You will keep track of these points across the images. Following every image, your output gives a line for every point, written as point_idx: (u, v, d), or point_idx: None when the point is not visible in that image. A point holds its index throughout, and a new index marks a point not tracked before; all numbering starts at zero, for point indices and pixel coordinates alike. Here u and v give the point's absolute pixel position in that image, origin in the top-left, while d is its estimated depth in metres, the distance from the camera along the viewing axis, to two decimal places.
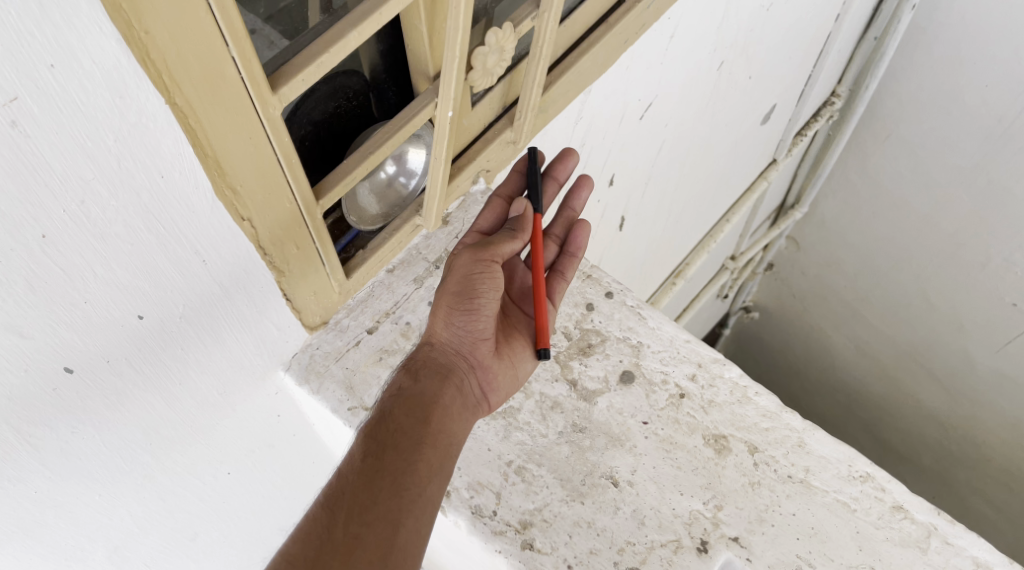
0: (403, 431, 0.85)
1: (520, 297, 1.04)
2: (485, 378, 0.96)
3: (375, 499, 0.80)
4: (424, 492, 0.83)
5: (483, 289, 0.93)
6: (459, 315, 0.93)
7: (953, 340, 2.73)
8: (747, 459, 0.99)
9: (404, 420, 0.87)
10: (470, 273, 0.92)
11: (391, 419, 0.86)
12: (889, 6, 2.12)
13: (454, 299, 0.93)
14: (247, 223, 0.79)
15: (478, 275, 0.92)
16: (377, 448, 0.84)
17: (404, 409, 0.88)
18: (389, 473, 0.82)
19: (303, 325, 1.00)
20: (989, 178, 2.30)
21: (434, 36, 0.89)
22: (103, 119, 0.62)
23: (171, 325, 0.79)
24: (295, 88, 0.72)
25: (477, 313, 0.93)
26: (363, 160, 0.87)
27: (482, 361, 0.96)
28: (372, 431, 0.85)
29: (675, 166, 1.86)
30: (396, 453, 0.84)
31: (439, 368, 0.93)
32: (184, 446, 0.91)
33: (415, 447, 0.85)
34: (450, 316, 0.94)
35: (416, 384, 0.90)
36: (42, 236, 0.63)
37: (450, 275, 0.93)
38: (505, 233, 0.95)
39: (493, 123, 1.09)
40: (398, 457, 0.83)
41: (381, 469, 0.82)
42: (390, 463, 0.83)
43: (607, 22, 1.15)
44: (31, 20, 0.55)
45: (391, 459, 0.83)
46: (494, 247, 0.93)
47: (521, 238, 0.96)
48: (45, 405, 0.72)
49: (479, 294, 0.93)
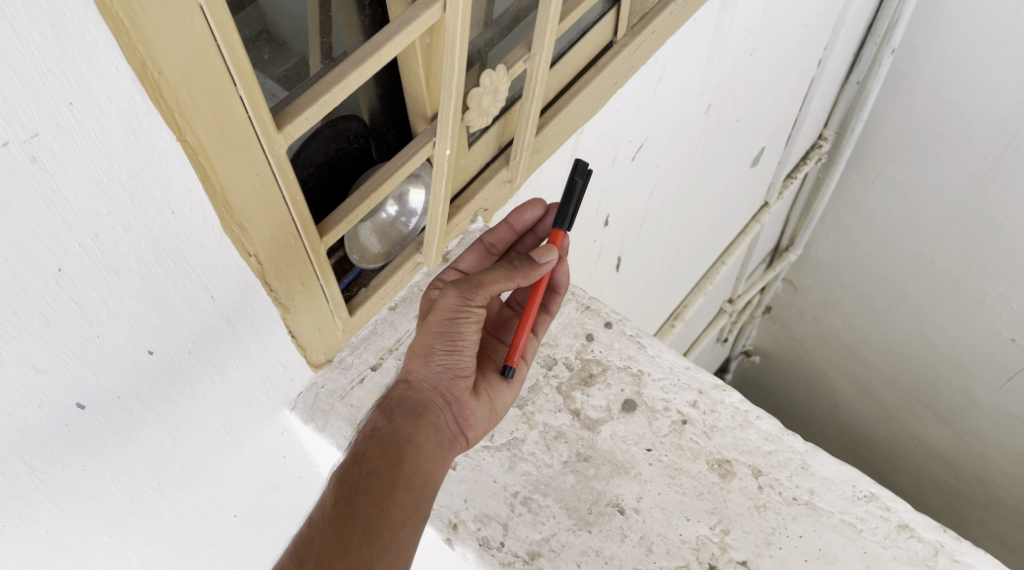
0: (377, 474, 0.84)
1: (497, 329, 1.07)
2: (460, 414, 0.94)
3: (346, 546, 0.78)
4: (396, 537, 0.81)
5: (466, 330, 0.91)
6: (438, 354, 0.92)
7: (954, 379, 2.75)
8: (752, 483, 0.99)
9: (378, 462, 0.85)
10: (454, 315, 0.90)
11: (365, 462, 0.85)
12: (869, 51, 2.18)
13: (435, 338, 0.91)
14: (254, 258, 0.81)
15: (462, 320, 0.91)
16: (350, 492, 0.82)
17: (378, 451, 0.86)
18: (360, 519, 0.80)
19: (307, 363, 1.01)
20: (977, 214, 2.34)
21: (432, 79, 0.92)
22: (117, 155, 0.65)
23: (179, 361, 0.80)
24: (300, 126, 0.75)
25: (458, 353, 0.92)
26: (365, 198, 0.89)
27: (459, 397, 0.94)
28: (345, 476, 0.83)
29: (668, 207, 1.89)
30: (369, 498, 0.82)
31: (414, 407, 0.91)
32: (192, 487, 0.92)
33: (388, 491, 0.83)
34: (428, 354, 0.92)
35: (391, 424, 0.89)
36: (57, 270, 0.65)
37: (433, 314, 0.91)
38: (499, 271, 0.92)
39: (489, 164, 1.12)
40: (370, 502, 0.81)
41: (352, 515, 0.80)
42: (362, 509, 0.81)
43: (596, 66, 1.19)
44: (52, 60, 0.58)
45: (363, 505, 0.81)
46: (483, 289, 0.90)
47: (517, 277, 0.92)
48: (56, 442, 0.73)
49: (461, 334, 0.91)
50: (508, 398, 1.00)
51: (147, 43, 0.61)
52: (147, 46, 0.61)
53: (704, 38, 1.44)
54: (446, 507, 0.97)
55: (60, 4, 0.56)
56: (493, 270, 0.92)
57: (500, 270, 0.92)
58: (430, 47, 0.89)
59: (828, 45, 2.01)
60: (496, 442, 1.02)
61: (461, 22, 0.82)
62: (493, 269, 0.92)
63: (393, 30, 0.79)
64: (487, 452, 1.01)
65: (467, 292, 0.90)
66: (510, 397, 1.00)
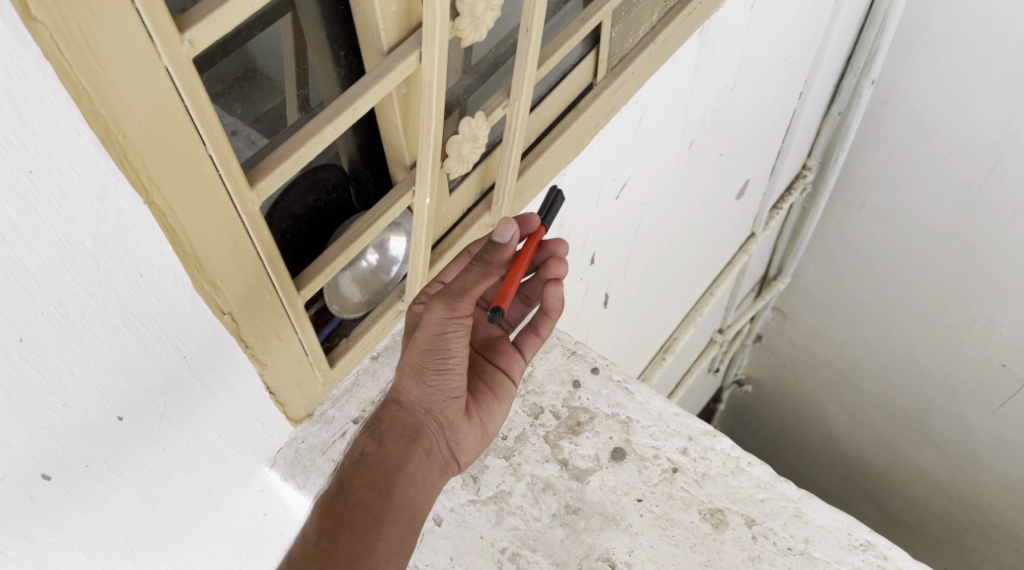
0: (362, 506, 0.80)
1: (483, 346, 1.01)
2: (453, 438, 0.91)
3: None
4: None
5: (455, 346, 0.87)
6: (429, 374, 0.87)
7: (947, 405, 2.73)
8: (745, 532, 0.97)
9: (364, 493, 0.81)
10: (440, 330, 0.85)
11: (350, 492, 0.81)
12: (850, 82, 2.19)
13: (425, 356, 0.86)
14: (228, 316, 0.79)
15: (450, 334, 0.86)
16: (333, 526, 0.78)
17: (364, 480, 0.82)
18: (341, 557, 0.76)
19: (286, 418, 0.99)
20: (962, 241, 2.34)
21: (410, 127, 0.91)
22: (81, 222, 0.63)
23: (150, 424, 0.78)
24: (273, 182, 0.73)
25: (449, 372, 0.88)
26: (342, 250, 0.87)
27: (452, 420, 0.90)
28: (330, 508, 0.80)
29: (654, 244, 1.88)
30: (352, 534, 0.78)
31: (405, 430, 0.87)
32: (168, 552, 0.89)
33: (372, 526, 0.79)
34: (420, 374, 0.87)
35: (381, 449, 0.85)
36: (19, 340, 0.63)
37: (419, 332, 0.86)
38: (475, 272, 0.88)
39: (471, 209, 1.11)
40: (354, 538, 0.78)
41: (336, 554, 0.76)
42: (345, 545, 0.77)
43: (577, 107, 1.18)
44: (10, 129, 0.56)
45: (348, 542, 0.77)
46: (466, 296, 0.86)
47: (494, 271, 0.89)
48: (23, 516, 0.71)
49: (451, 351, 0.87)
50: (499, 417, 0.97)
51: (111, 108, 0.59)
52: (111, 110, 0.59)
53: (685, 75, 1.44)
54: (431, 566, 0.95)
55: (18, 73, 0.54)
56: (469, 273, 0.88)
57: (477, 272, 0.88)
58: (407, 97, 0.87)
59: (809, 77, 2.02)
60: (483, 495, 0.99)
61: (437, 72, 0.80)
62: (468, 272, 0.88)
63: (368, 82, 0.77)
64: (473, 507, 0.99)
65: (452, 301, 0.85)
66: (502, 416, 0.97)
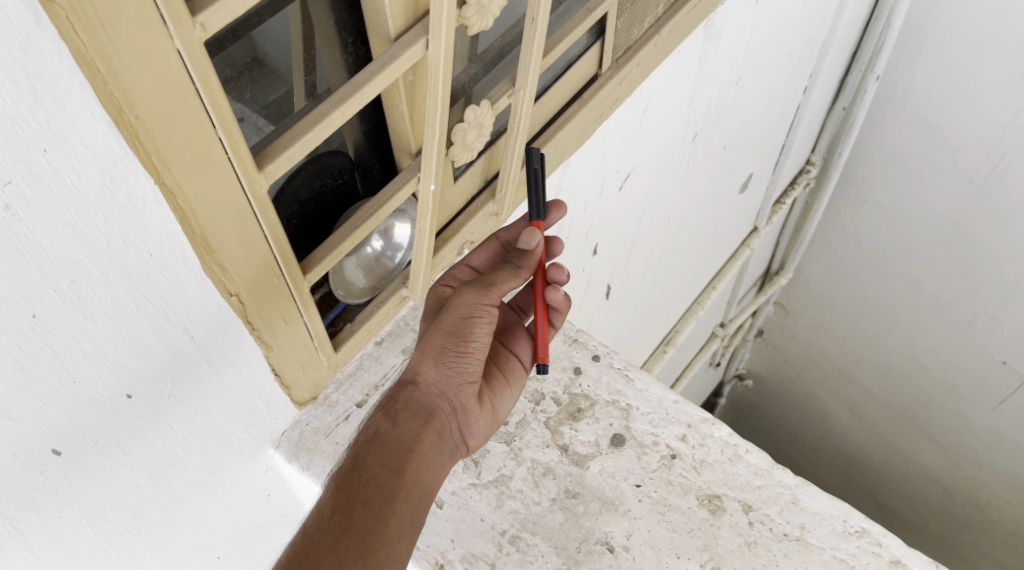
0: (376, 484, 0.81)
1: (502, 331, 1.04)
2: (465, 422, 0.92)
3: (340, 562, 0.76)
4: (391, 551, 0.78)
5: (479, 332, 0.90)
6: (449, 357, 0.90)
7: (947, 401, 2.74)
8: (742, 519, 0.98)
9: (379, 470, 0.82)
10: (470, 314, 0.89)
11: (364, 469, 0.82)
12: (854, 78, 2.20)
13: (448, 340, 0.89)
14: (235, 297, 0.80)
15: (478, 319, 0.90)
16: (347, 503, 0.79)
17: (378, 457, 0.83)
18: (356, 533, 0.78)
19: (291, 401, 1.00)
20: (965, 237, 2.35)
21: (415, 115, 0.92)
22: (93, 200, 0.64)
23: (159, 403, 0.79)
24: (280, 166, 0.75)
25: (468, 356, 0.90)
26: (348, 236, 0.88)
27: (464, 404, 0.92)
28: (343, 482, 0.81)
29: (656, 236, 1.89)
30: (365, 509, 0.79)
31: (421, 411, 0.88)
32: (173, 530, 0.91)
33: (386, 502, 0.80)
34: (439, 357, 0.89)
35: (395, 428, 0.86)
36: (31, 316, 0.64)
37: (446, 315, 0.90)
38: (507, 269, 0.93)
39: (475, 197, 1.12)
40: (367, 514, 0.79)
41: (348, 528, 0.78)
42: (357, 521, 0.78)
43: (582, 98, 1.19)
44: (25, 107, 0.57)
45: (360, 517, 0.79)
46: (496, 288, 0.90)
47: (522, 274, 0.94)
48: (33, 490, 0.72)
49: (474, 337, 0.90)
50: (509, 403, 0.98)
51: (124, 89, 0.60)
52: (124, 91, 0.60)
53: (689, 67, 1.44)
54: (433, 547, 0.96)
55: (34, 52, 0.56)
56: (502, 269, 0.92)
57: (506, 269, 0.93)
58: (413, 84, 0.88)
59: (813, 71, 2.03)
60: (484, 479, 1.01)
61: (443, 60, 0.81)
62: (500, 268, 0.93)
63: (375, 68, 0.78)
64: (474, 490, 1.00)
65: (483, 290, 0.89)
66: (511, 401, 0.98)
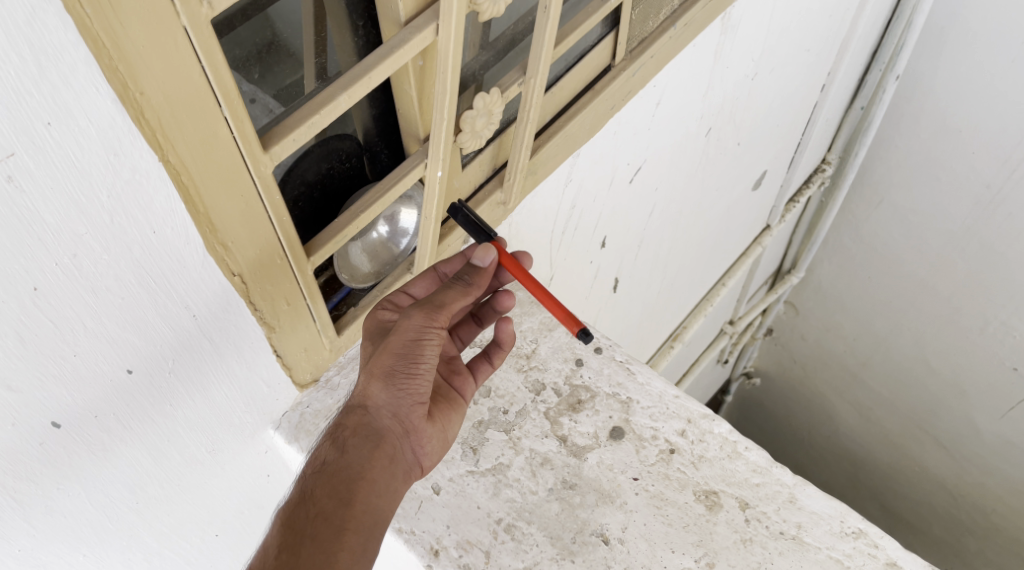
0: (323, 517, 0.79)
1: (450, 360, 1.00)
2: (418, 443, 0.89)
3: None
4: None
5: (428, 353, 0.87)
6: (399, 378, 0.86)
7: (956, 406, 2.72)
8: (739, 515, 0.98)
9: (327, 503, 0.80)
10: (418, 336, 0.86)
11: (312, 502, 0.80)
12: (874, 76, 2.18)
13: (395, 361, 0.86)
14: (238, 278, 0.80)
15: (426, 340, 0.86)
16: (294, 539, 0.78)
17: (326, 490, 0.81)
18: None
19: (292, 383, 1.00)
20: (980, 241, 2.33)
21: (424, 100, 0.91)
22: (96, 175, 0.64)
23: (160, 379, 0.80)
24: (286, 147, 0.74)
25: (418, 377, 0.87)
26: (352, 220, 0.88)
27: (417, 425, 0.88)
28: (291, 518, 0.79)
29: (667, 230, 1.88)
30: (315, 545, 0.77)
31: (370, 435, 0.85)
32: (171, 506, 0.91)
33: (335, 535, 0.78)
34: (389, 378, 0.86)
35: (343, 456, 0.84)
36: (33, 289, 0.65)
37: (395, 336, 0.86)
38: (455, 289, 0.89)
39: (483, 185, 1.12)
40: (316, 550, 0.77)
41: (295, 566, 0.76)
42: (307, 558, 0.76)
43: (594, 89, 1.19)
44: (29, 80, 0.57)
45: (308, 554, 0.77)
46: (446, 309, 0.87)
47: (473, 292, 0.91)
48: (33, 461, 0.73)
49: (423, 358, 0.86)
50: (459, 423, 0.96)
51: (130, 65, 0.61)
52: (130, 67, 0.61)
53: (705, 62, 1.44)
54: (428, 533, 0.96)
55: (40, 25, 0.56)
56: (450, 288, 0.89)
57: (457, 287, 0.90)
58: (423, 69, 0.88)
59: (832, 69, 2.01)
60: (482, 467, 1.01)
61: (452, 45, 0.81)
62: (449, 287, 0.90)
63: (384, 52, 0.78)
64: (472, 478, 1.00)
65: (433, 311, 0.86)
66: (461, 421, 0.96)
